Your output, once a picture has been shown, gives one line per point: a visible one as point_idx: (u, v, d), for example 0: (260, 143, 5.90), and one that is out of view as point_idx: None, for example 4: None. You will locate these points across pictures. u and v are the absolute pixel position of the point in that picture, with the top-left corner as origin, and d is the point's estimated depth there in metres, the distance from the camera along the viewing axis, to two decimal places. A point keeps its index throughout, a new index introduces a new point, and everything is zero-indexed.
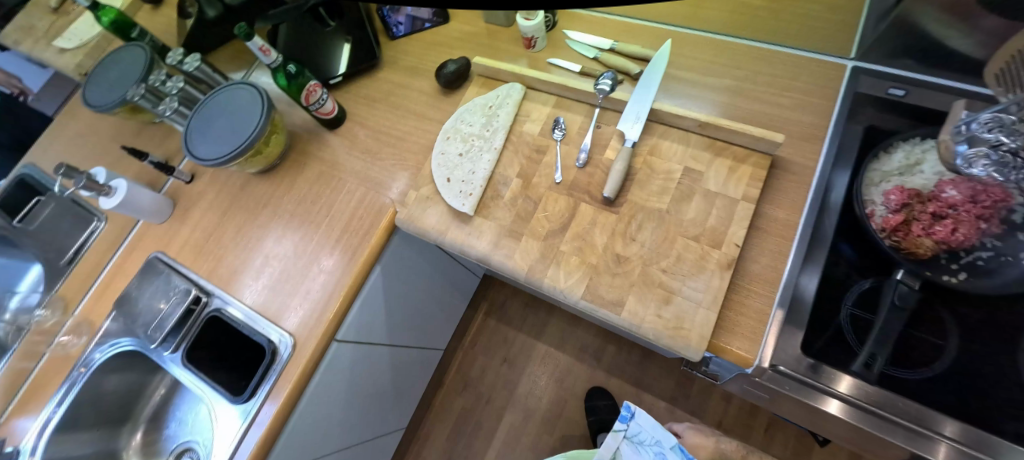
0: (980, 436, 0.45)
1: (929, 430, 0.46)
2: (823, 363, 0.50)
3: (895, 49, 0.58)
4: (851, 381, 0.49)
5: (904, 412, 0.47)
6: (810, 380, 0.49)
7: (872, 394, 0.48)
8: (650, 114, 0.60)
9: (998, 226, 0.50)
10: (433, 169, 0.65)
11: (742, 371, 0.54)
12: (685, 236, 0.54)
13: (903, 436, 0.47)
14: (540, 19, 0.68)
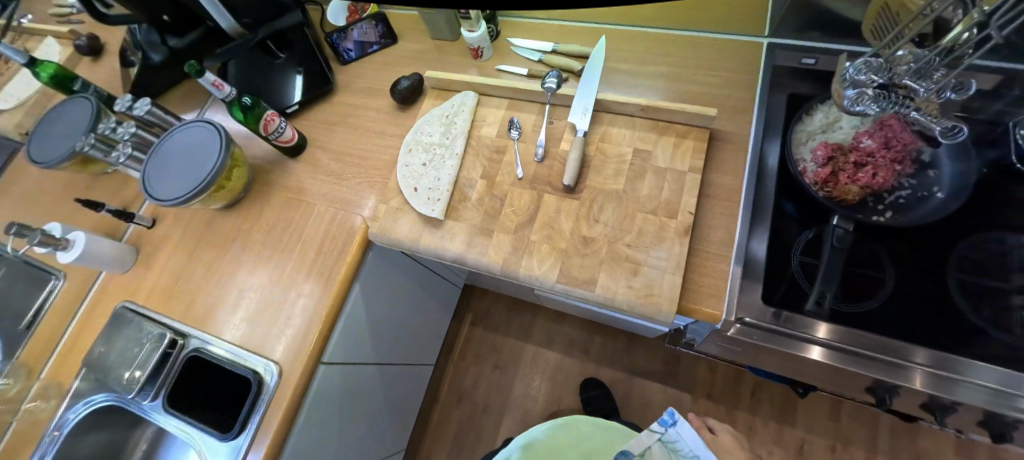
0: (931, 354, 0.50)
1: (885, 355, 0.51)
2: (785, 310, 0.54)
3: (799, 24, 0.66)
4: (827, 327, 0.53)
5: (863, 343, 0.52)
6: (778, 327, 0.53)
7: (836, 331, 0.53)
8: (597, 105, 0.65)
9: (911, 167, 0.59)
10: (399, 181, 0.67)
11: (714, 329, 0.58)
12: (643, 211, 0.58)
13: (867, 365, 0.52)
14: (483, 30, 0.72)
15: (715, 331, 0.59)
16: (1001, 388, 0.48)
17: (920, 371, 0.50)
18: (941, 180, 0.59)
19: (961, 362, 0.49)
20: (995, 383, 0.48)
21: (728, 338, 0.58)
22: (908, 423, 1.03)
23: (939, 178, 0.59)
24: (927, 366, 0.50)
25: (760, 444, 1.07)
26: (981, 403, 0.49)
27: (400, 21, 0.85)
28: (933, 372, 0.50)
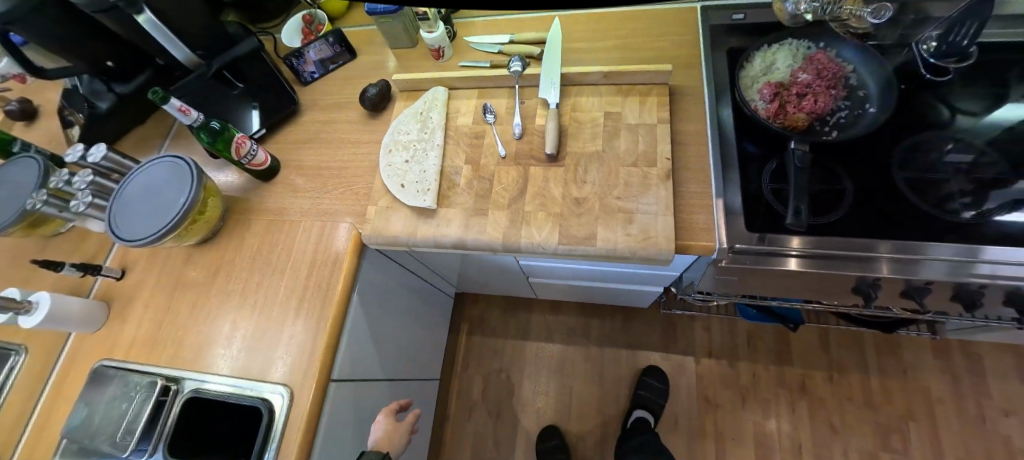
0: (897, 243, 0.56)
1: (860, 251, 0.56)
2: (770, 232, 0.58)
3: None
4: (802, 239, 0.58)
5: (842, 246, 0.57)
6: (768, 247, 0.57)
7: (817, 241, 0.58)
8: (562, 80, 0.69)
9: (843, 91, 0.67)
10: (384, 180, 0.68)
11: (712, 261, 0.61)
12: (625, 166, 0.62)
13: (842, 264, 0.58)
14: (441, 30, 0.75)
15: (707, 263, 0.63)
16: (955, 258, 0.55)
17: (888, 260, 0.57)
18: (871, 97, 0.66)
19: (921, 244, 0.56)
20: (951, 255, 0.55)
21: (721, 268, 0.62)
22: (888, 341, 1.11)
23: (868, 96, 0.67)
24: (895, 253, 0.56)
25: (765, 388, 1.11)
26: (943, 274, 0.56)
27: (356, 37, 0.87)
28: (901, 257, 0.56)
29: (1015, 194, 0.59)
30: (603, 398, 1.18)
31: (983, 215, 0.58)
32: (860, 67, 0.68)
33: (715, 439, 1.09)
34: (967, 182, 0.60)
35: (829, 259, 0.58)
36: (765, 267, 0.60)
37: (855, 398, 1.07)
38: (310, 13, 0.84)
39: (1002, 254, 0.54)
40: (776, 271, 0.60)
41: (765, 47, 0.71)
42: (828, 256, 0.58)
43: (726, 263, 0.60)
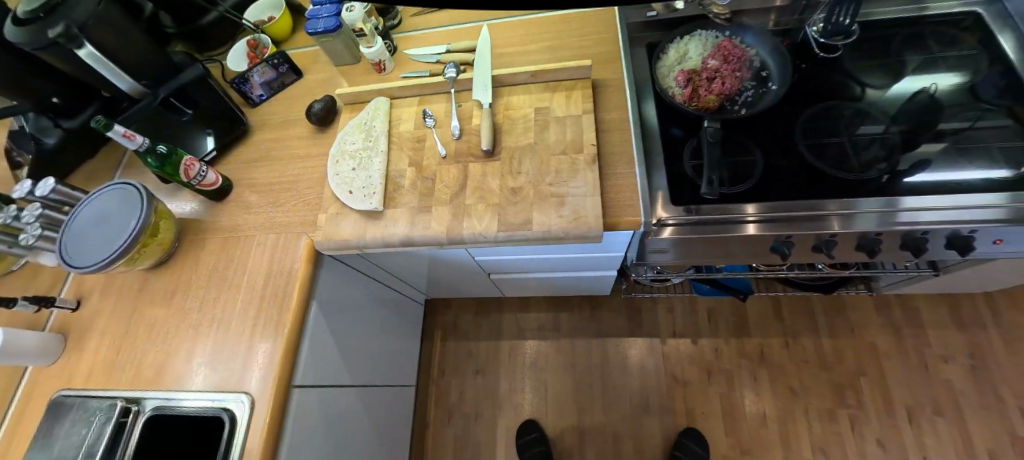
0: (840, 201, 0.63)
1: (806, 210, 0.63)
2: (723, 202, 0.65)
3: None
4: (755, 205, 0.64)
5: (790, 207, 0.63)
6: (722, 215, 0.64)
7: (767, 206, 0.64)
8: (494, 82, 0.73)
9: (748, 73, 0.74)
10: (333, 188, 0.71)
11: (674, 233, 0.66)
12: (555, 155, 0.66)
13: (793, 224, 0.64)
14: (380, 45, 0.79)
15: (655, 239, 0.67)
16: (885, 209, 0.61)
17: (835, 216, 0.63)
18: (773, 77, 0.74)
19: (855, 199, 0.62)
20: (878, 207, 0.62)
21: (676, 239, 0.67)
22: (836, 304, 1.19)
23: (770, 76, 0.74)
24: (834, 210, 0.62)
25: (728, 361, 1.17)
26: (875, 225, 0.62)
27: (301, 58, 0.90)
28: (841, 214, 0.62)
29: (920, 156, 0.66)
30: (578, 388, 1.21)
31: (896, 178, 0.65)
32: (762, 51, 0.76)
33: (685, 415, 1.14)
34: (869, 149, 0.67)
35: (780, 221, 0.64)
36: (724, 234, 0.65)
37: (811, 361, 1.14)
38: (254, 38, 0.87)
39: (922, 202, 0.61)
40: (734, 237, 0.66)
41: (677, 40, 0.78)
42: (778, 219, 0.64)
43: (688, 233, 0.65)
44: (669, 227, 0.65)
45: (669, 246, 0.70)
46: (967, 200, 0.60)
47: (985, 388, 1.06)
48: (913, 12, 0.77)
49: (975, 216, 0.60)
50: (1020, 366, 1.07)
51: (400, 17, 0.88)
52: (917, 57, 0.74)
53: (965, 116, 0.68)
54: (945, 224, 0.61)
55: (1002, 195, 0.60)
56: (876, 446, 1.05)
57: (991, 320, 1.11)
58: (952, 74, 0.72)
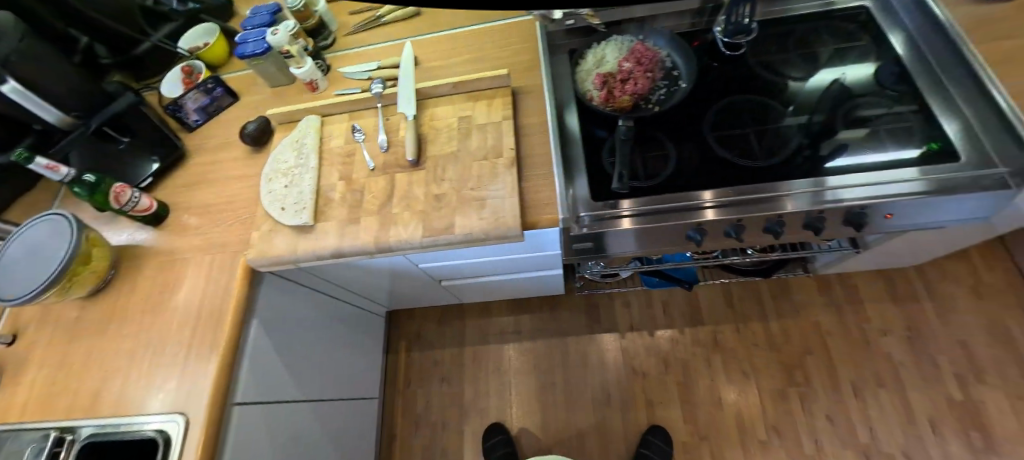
0: (789, 182, 0.67)
1: (755, 193, 0.66)
2: (676, 192, 0.68)
3: None
4: (709, 192, 0.67)
5: (740, 192, 0.66)
6: (679, 203, 0.66)
7: (720, 193, 0.67)
8: (418, 95, 0.77)
9: (659, 73, 0.78)
10: (265, 206, 0.72)
11: (634, 224, 0.67)
12: (476, 161, 0.69)
13: (747, 208, 0.66)
14: (310, 65, 0.81)
15: (607, 233, 0.67)
16: (821, 187, 0.65)
17: (786, 197, 0.65)
18: (683, 75, 0.78)
19: (796, 180, 0.66)
20: (807, 187, 0.65)
21: (634, 232, 0.67)
22: (781, 287, 1.24)
23: (681, 75, 0.78)
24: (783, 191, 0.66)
25: (683, 350, 1.21)
26: (807, 204, 0.65)
27: (237, 81, 0.92)
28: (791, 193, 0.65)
29: (839, 141, 0.70)
30: (541, 388, 1.23)
31: (822, 162, 0.69)
32: (672, 51, 0.81)
33: (645, 406, 1.17)
34: (774, 136, 0.72)
35: (734, 206, 0.66)
36: (683, 221, 0.66)
37: (760, 343, 1.19)
38: (188, 64, 0.89)
39: (852, 179, 0.65)
40: (693, 224, 0.67)
41: (594, 46, 0.82)
42: (732, 204, 0.66)
43: (648, 223, 0.66)
44: (626, 218, 0.66)
45: (629, 240, 0.70)
46: (889, 176, 0.64)
47: (922, 358, 1.12)
48: (819, 7, 0.83)
49: (902, 189, 0.63)
50: (953, 334, 1.13)
51: (333, 37, 0.91)
52: (814, 51, 0.80)
53: (855, 104, 0.73)
54: (881, 199, 0.63)
55: (916, 169, 0.64)
56: (824, 422, 1.09)
57: (924, 293, 1.18)
58: (859, 65, 0.77)
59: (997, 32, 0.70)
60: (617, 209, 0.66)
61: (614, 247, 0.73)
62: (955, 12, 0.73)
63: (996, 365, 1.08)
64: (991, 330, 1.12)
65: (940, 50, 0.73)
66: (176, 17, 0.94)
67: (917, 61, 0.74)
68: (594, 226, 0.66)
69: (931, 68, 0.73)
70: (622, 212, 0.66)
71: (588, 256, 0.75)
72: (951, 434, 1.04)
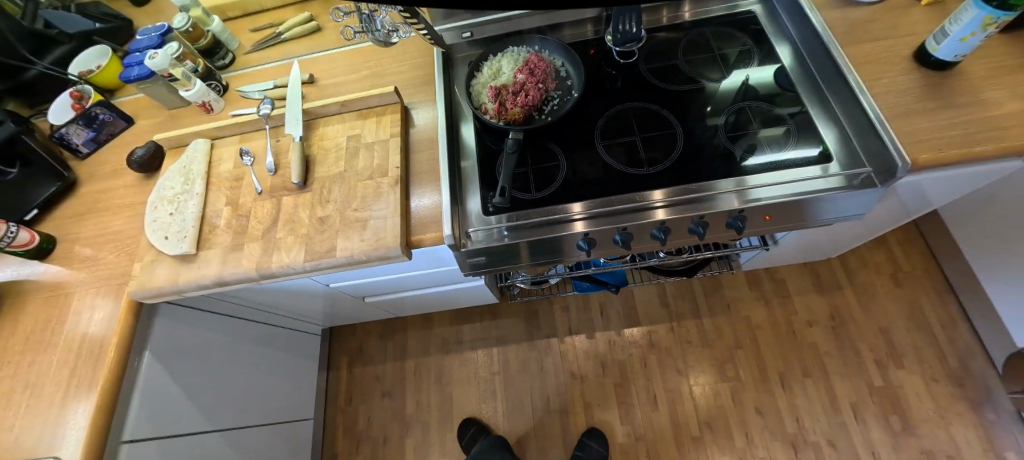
0: (733, 179, 0.68)
1: (702, 192, 0.67)
2: (626, 194, 0.69)
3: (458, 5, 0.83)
4: (659, 192, 0.68)
5: (688, 191, 0.67)
6: (629, 204, 0.67)
7: (670, 192, 0.68)
8: (307, 115, 0.76)
9: (553, 83, 0.79)
10: (149, 236, 0.70)
11: (585, 227, 0.68)
12: (362, 180, 0.69)
13: (695, 206, 0.67)
14: (200, 86, 0.79)
15: (558, 237, 0.69)
16: (743, 186, 0.66)
17: (733, 194, 0.66)
18: (575, 85, 0.79)
19: (733, 178, 0.68)
20: (731, 186, 0.67)
21: (588, 235, 0.69)
22: (713, 284, 1.27)
23: (573, 84, 0.80)
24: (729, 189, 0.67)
25: (619, 351, 1.23)
26: (737, 202, 0.66)
27: (133, 105, 0.89)
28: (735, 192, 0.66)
29: (754, 140, 0.72)
30: (483, 397, 1.23)
31: (738, 162, 0.69)
32: (566, 62, 0.82)
33: (584, 409, 1.18)
34: (668, 141, 0.73)
35: (683, 205, 0.67)
36: (634, 222, 0.67)
37: (693, 341, 1.21)
38: (79, 89, 0.85)
39: (775, 177, 0.67)
40: (645, 225, 0.68)
41: (491, 59, 0.83)
42: (683, 203, 0.67)
43: (598, 226, 0.68)
44: (578, 222, 0.68)
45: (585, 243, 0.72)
46: (803, 174, 0.66)
47: (846, 346, 1.15)
48: (725, 11, 0.86)
49: (811, 188, 0.65)
50: (875, 322, 1.17)
51: (232, 56, 0.90)
52: (704, 57, 0.82)
53: (739, 107, 0.75)
54: (800, 195, 0.65)
55: (820, 167, 0.67)
56: (754, 414, 1.11)
57: (846, 282, 1.22)
58: (765, 67, 0.79)
59: (868, 33, 0.71)
60: (566, 214, 0.67)
61: (573, 251, 0.74)
62: (831, 14, 0.75)
63: (914, 349, 1.13)
64: (908, 314, 1.16)
65: (820, 58, 0.74)
66: (65, 40, 0.89)
67: (801, 73, 0.77)
68: (519, 234, 0.68)
69: (813, 80, 0.75)
70: (574, 215, 0.68)
71: (550, 260, 0.76)
72: (873, 419, 1.07)
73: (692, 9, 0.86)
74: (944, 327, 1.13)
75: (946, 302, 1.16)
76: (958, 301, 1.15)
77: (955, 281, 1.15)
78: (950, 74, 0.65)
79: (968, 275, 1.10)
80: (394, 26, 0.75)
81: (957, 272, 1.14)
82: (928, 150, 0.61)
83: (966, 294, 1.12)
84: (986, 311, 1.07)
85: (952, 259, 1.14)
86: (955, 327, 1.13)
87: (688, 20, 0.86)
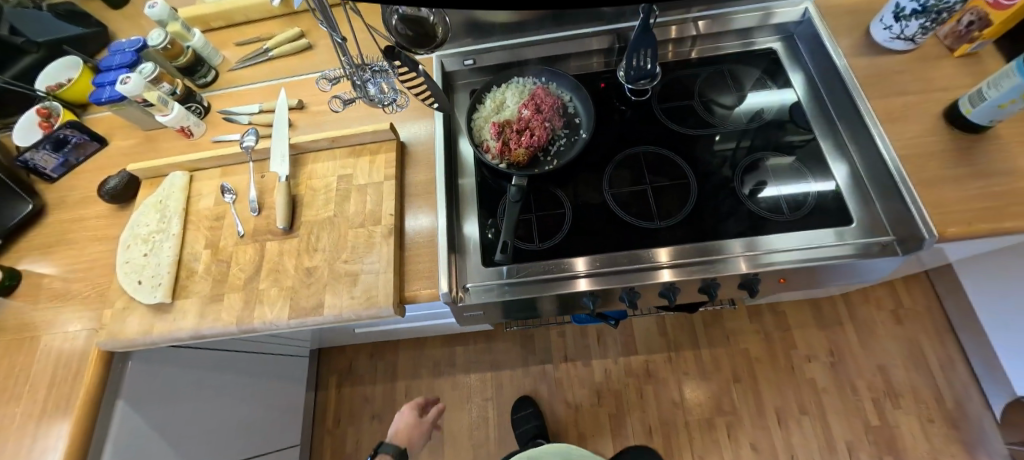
0: (743, 241, 0.64)
1: (709, 254, 0.64)
2: (631, 251, 0.65)
3: (460, 28, 0.78)
4: (666, 252, 0.65)
5: (695, 252, 0.64)
6: (633, 264, 0.64)
7: (677, 253, 0.64)
8: (294, 150, 0.70)
9: (560, 120, 0.74)
10: (120, 279, 0.65)
11: (589, 285, 0.63)
12: (353, 227, 0.64)
13: (705, 268, 0.62)
14: (177, 110, 0.73)
15: (561, 295, 0.64)
16: (754, 250, 0.63)
17: (742, 257, 0.63)
18: (583, 124, 0.74)
19: (745, 240, 0.64)
20: (741, 249, 0.63)
21: (592, 294, 0.64)
22: (713, 314, 1.25)
23: (582, 123, 0.75)
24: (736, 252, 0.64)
25: (615, 381, 1.21)
26: (748, 266, 0.62)
27: (107, 124, 0.83)
28: (742, 256, 0.62)
29: (763, 174, 0.70)
30: (474, 424, 1.21)
31: (744, 199, 0.68)
32: (575, 97, 0.77)
33: (578, 439, 1.16)
34: (677, 191, 0.69)
35: (692, 267, 0.63)
36: (639, 283, 0.63)
37: (690, 372, 1.20)
38: (46, 106, 0.79)
39: (789, 240, 0.63)
40: (651, 287, 0.63)
41: (494, 90, 0.78)
42: (691, 265, 0.63)
43: (603, 284, 0.63)
44: (582, 279, 0.63)
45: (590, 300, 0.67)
46: (818, 240, 0.63)
47: (844, 384, 1.14)
48: (739, 48, 0.81)
49: (827, 255, 0.62)
50: (873, 359, 1.15)
51: (215, 74, 0.84)
52: (721, 91, 0.78)
53: (754, 131, 0.74)
54: (818, 261, 0.61)
55: (835, 231, 0.63)
56: (749, 451, 1.10)
57: (848, 318, 1.21)
58: (785, 91, 0.77)
59: (896, 86, 0.67)
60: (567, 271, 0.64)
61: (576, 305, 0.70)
62: (856, 61, 0.70)
63: (912, 388, 1.11)
64: (908, 353, 1.15)
65: (845, 108, 0.70)
66: (32, 49, 0.82)
67: (817, 111, 0.74)
68: (517, 290, 0.64)
69: (831, 123, 0.72)
70: (577, 273, 0.64)
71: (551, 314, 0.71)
72: None
73: (697, 46, 0.82)
74: (942, 367, 1.12)
75: (945, 341, 1.15)
76: (956, 340, 1.15)
77: (956, 322, 1.14)
78: (982, 137, 0.62)
79: (970, 317, 1.09)
80: (395, 92, 0.75)
81: (958, 313, 1.13)
82: (955, 223, 0.57)
83: (966, 336, 1.12)
84: (986, 355, 1.06)
85: (954, 300, 1.13)
86: (953, 368, 1.12)
87: (695, 57, 0.81)
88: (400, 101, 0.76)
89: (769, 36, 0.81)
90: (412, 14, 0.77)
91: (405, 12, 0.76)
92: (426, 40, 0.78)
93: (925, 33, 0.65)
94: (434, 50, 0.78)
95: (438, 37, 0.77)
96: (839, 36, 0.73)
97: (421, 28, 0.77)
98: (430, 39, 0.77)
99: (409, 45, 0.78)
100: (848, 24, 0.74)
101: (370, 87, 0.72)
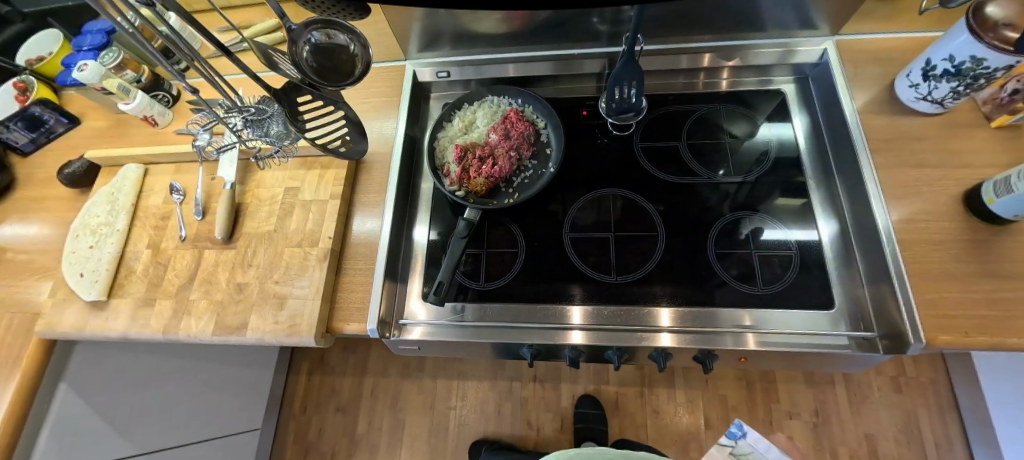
0: (750, 314, 0.58)
1: (710, 323, 0.58)
2: (630, 308, 0.60)
3: (437, 39, 0.72)
4: (670, 314, 0.59)
5: (697, 319, 0.58)
6: (634, 323, 0.58)
7: (681, 317, 0.59)
8: (244, 156, 0.68)
9: (528, 149, 0.69)
10: (63, 268, 0.64)
11: (583, 336, 0.57)
12: (290, 246, 0.61)
13: (709, 339, 0.55)
14: (140, 99, 0.70)
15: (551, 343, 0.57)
16: (758, 327, 0.56)
17: (749, 333, 0.55)
18: (553, 156, 0.69)
19: (751, 313, 0.58)
20: (744, 322, 0.57)
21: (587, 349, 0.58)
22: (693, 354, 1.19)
23: (552, 155, 0.69)
24: (742, 325, 0.57)
25: None
26: (756, 343, 0.55)
27: (83, 103, 0.83)
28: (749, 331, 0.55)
29: (758, 215, 0.64)
30: (433, 431, 1.20)
31: (721, 250, 0.62)
32: (549, 123, 0.71)
33: None
34: (640, 243, 0.64)
35: (701, 335, 0.56)
36: (639, 344, 0.56)
37: (660, 410, 1.15)
38: (22, 80, 0.79)
39: (773, 319, 0.57)
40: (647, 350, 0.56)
41: (466, 107, 0.72)
42: (697, 333, 0.56)
43: (597, 339, 0.57)
44: (577, 331, 0.57)
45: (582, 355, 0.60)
46: (799, 324, 0.56)
47: (825, 448, 1.06)
48: (756, 86, 0.73)
49: (808, 342, 0.55)
50: (859, 426, 1.07)
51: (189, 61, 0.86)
52: (730, 122, 0.71)
53: (765, 168, 0.67)
54: (799, 349, 0.54)
55: (806, 314, 0.57)
56: None
57: (842, 377, 1.11)
58: (788, 126, 0.70)
59: (914, 153, 0.58)
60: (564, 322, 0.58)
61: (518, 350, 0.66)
62: (872, 119, 0.61)
63: None
64: (901, 424, 1.06)
65: (848, 170, 0.61)
66: (17, 18, 0.82)
67: (819, 169, 0.66)
68: (497, 333, 0.59)
69: (832, 184, 0.64)
70: (572, 325, 0.58)
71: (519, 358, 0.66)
72: None
73: (729, 77, 0.74)
74: (937, 446, 1.03)
75: (946, 418, 1.05)
76: (959, 420, 1.05)
77: (962, 399, 1.04)
78: (1005, 229, 0.52)
79: (977, 398, 0.99)
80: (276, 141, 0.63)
81: (966, 393, 1.02)
82: (952, 330, 0.48)
83: (970, 417, 1.01)
84: (989, 444, 0.96)
85: (963, 377, 1.03)
86: (951, 449, 1.02)
87: (724, 90, 0.74)
88: (287, 147, 0.64)
89: (786, 75, 0.72)
90: (326, 42, 0.56)
91: (315, 40, 0.56)
92: (340, 75, 0.56)
93: (957, 97, 0.55)
94: (355, 85, 0.57)
95: (355, 72, 0.57)
96: (858, 86, 0.63)
97: (333, 60, 0.57)
98: (345, 75, 0.57)
99: (319, 81, 0.55)
100: (872, 73, 0.64)
101: (269, 125, 0.63)
